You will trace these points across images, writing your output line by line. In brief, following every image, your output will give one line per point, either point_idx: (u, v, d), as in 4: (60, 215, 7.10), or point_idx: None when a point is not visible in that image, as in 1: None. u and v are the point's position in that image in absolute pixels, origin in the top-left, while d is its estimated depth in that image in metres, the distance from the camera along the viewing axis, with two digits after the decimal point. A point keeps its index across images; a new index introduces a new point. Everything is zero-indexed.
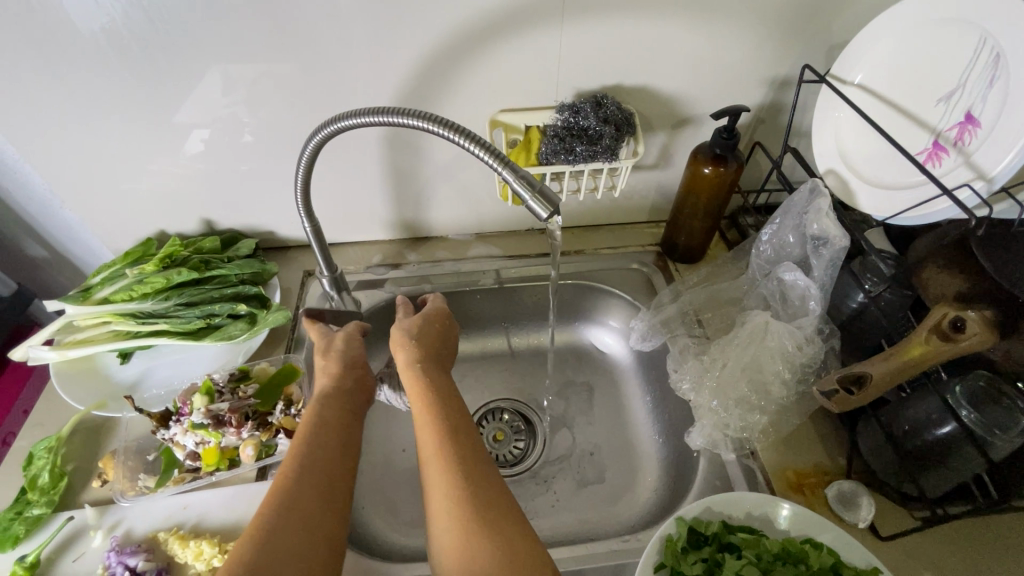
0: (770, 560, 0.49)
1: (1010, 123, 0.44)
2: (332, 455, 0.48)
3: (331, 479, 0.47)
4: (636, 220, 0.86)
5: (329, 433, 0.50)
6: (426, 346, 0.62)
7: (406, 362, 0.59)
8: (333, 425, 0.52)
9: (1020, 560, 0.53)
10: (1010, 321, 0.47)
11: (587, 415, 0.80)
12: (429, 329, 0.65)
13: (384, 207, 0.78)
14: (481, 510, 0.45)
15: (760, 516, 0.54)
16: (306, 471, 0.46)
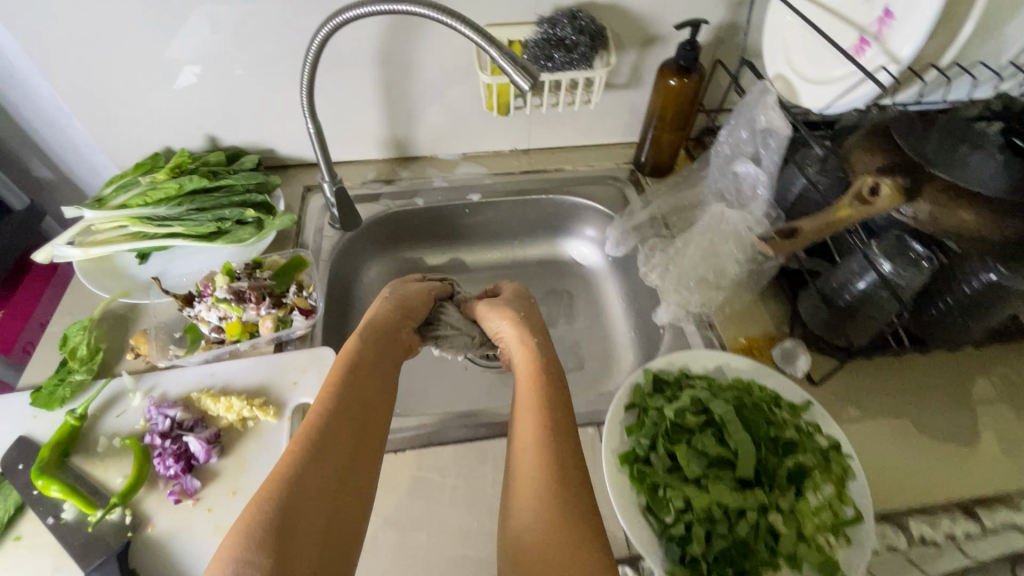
0: (721, 387, 0.56)
1: (917, 11, 0.52)
2: (361, 413, 0.52)
3: (364, 436, 0.50)
4: (611, 140, 0.93)
5: (360, 389, 0.53)
6: (526, 325, 0.64)
7: (521, 339, 0.62)
8: (370, 385, 0.55)
9: (926, 395, 0.64)
10: (915, 186, 0.56)
11: (568, 317, 0.88)
12: (530, 312, 0.67)
13: (377, 124, 0.84)
14: (561, 482, 0.47)
15: (714, 367, 0.63)
16: (335, 424, 0.49)
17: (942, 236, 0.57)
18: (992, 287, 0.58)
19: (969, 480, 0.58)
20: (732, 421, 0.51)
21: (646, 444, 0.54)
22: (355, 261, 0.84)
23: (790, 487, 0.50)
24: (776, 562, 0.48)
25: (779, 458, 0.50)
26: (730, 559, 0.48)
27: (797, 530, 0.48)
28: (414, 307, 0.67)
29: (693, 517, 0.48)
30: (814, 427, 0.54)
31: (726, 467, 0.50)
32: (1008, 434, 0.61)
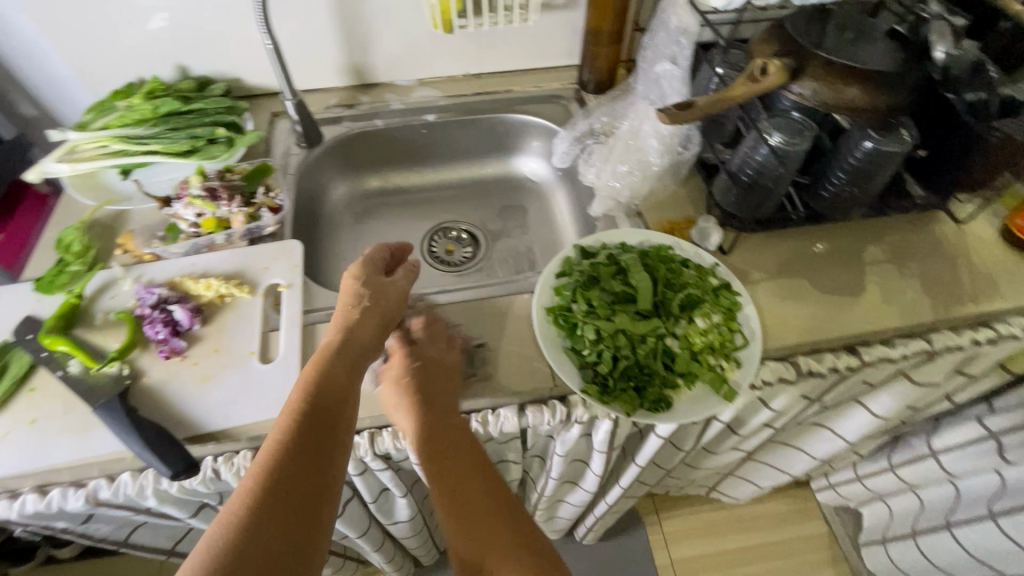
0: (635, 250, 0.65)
1: None
2: (318, 449, 0.47)
3: (321, 471, 0.47)
4: (556, 62, 1.00)
5: (317, 423, 0.49)
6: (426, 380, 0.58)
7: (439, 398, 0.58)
8: (328, 416, 0.50)
9: (823, 260, 0.73)
10: (800, 66, 0.64)
11: (522, 227, 0.96)
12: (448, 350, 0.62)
13: (336, 51, 0.90)
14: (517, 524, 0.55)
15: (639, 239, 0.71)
16: (286, 470, 0.45)
17: (829, 109, 0.65)
18: (870, 154, 0.66)
19: (858, 324, 0.67)
20: (633, 267, 0.61)
21: (568, 296, 0.62)
22: (322, 180, 0.92)
23: (683, 318, 0.60)
24: (672, 379, 0.58)
25: (673, 294, 0.60)
26: (633, 375, 0.58)
27: (690, 352, 0.58)
28: (377, 312, 0.59)
29: (602, 345, 0.58)
30: (710, 276, 0.64)
31: (629, 304, 0.60)
32: (893, 288, 0.70)
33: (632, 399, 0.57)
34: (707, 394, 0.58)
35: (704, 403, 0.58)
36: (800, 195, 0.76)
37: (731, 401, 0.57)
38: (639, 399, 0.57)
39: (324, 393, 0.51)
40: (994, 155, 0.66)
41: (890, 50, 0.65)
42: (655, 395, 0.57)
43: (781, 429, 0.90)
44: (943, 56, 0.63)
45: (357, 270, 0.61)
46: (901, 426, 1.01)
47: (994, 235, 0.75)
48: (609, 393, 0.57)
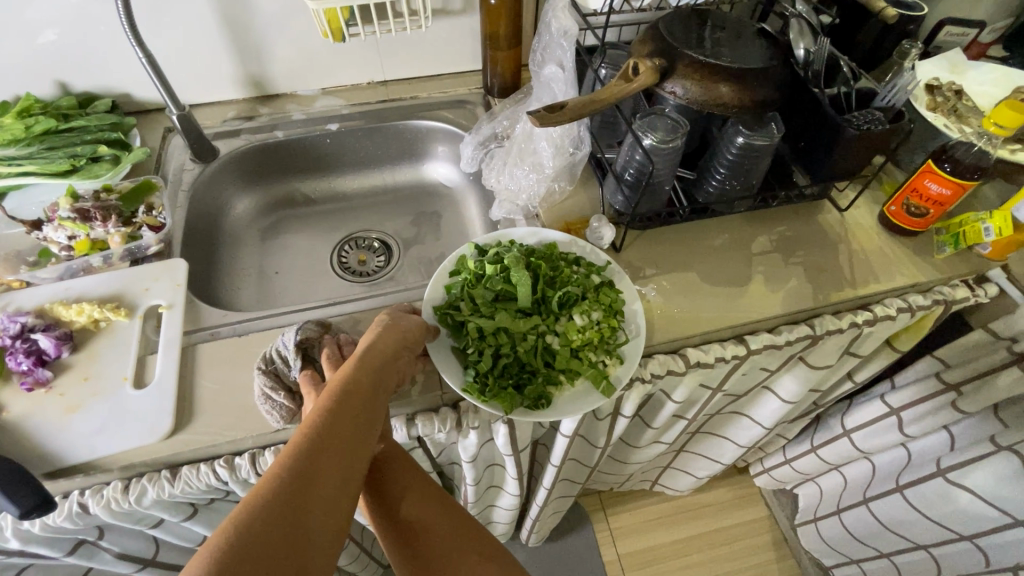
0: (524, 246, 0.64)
1: None
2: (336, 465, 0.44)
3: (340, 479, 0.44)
4: (461, 67, 1.00)
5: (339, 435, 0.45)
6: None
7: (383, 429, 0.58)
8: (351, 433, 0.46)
9: (713, 253, 0.75)
10: (670, 66, 0.65)
11: (434, 233, 0.96)
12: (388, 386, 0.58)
13: (229, 63, 0.88)
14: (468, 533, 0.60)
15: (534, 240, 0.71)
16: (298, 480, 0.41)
17: (703, 107, 0.66)
18: (745, 149, 0.68)
19: (744, 313, 0.69)
20: (513, 265, 0.59)
21: (455, 295, 0.62)
22: (222, 195, 0.89)
23: (563, 314, 0.60)
24: (554, 376, 0.59)
25: (554, 292, 0.60)
26: (513, 374, 0.59)
27: (570, 349, 0.59)
28: (405, 338, 0.56)
29: (483, 344, 0.58)
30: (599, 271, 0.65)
31: (511, 302, 0.59)
32: (778, 277, 0.73)
33: (512, 400, 0.57)
34: (588, 390, 0.60)
35: (584, 400, 0.59)
36: (691, 192, 0.77)
37: (609, 397, 0.58)
38: (518, 399, 0.57)
39: (357, 408, 0.48)
40: (860, 148, 0.68)
41: (756, 48, 0.68)
42: (535, 394, 0.58)
43: (696, 419, 0.92)
44: (803, 54, 0.69)
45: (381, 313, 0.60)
46: (816, 409, 1.04)
47: (873, 221, 0.79)
48: (488, 394, 0.57)
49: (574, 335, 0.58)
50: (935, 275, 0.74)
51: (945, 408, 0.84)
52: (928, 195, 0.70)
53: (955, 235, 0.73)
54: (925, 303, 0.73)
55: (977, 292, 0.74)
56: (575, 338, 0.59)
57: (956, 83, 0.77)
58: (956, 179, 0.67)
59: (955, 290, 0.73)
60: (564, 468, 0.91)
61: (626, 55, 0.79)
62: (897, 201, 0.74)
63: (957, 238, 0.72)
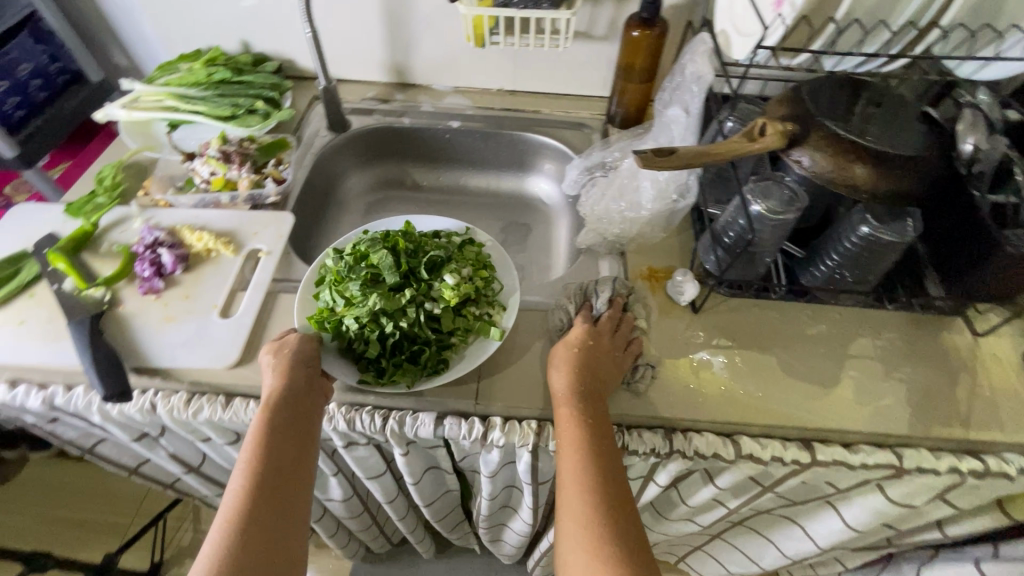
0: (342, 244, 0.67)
1: None
2: (277, 522, 0.49)
3: (282, 534, 0.49)
4: (590, 92, 1.00)
5: (269, 504, 0.49)
6: (595, 356, 0.61)
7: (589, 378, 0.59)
8: (282, 494, 0.50)
9: (800, 341, 0.67)
10: (802, 133, 0.60)
11: (521, 245, 0.97)
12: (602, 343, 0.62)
13: (380, 49, 0.96)
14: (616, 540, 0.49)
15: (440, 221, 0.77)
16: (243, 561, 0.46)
17: (830, 186, 0.60)
18: (866, 242, 0.61)
19: (818, 417, 0.62)
20: (372, 250, 0.64)
21: (326, 296, 0.63)
22: (342, 164, 0.97)
23: (435, 280, 0.65)
24: (446, 340, 0.64)
25: (420, 263, 0.64)
26: (404, 347, 0.63)
27: (451, 310, 0.64)
28: (306, 361, 0.59)
29: (366, 332, 0.61)
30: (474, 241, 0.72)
31: (379, 284, 0.62)
32: (870, 389, 0.64)
33: (412, 373, 0.62)
34: (481, 342, 0.65)
35: (480, 351, 0.65)
36: (794, 272, 0.70)
37: (501, 339, 0.64)
38: (417, 371, 0.62)
39: (277, 462, 0.52)
40: (1013, 271, 0.58)
41: (910, 134, 0.60)
42: (433, 361, 0.63)
43: (738, 512, 0.85)
44: (970, 150, 0.60)
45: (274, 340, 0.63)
46: (887, 547, 0.90)
47: (1015, 357, 0.66)
48: (386, 376, 0.61)
49: (448, 294, 0.63)
50: None
51: None
52: None
53: None
54: None
55: None
56: (452, 299, 0.63)
57: None
58: None
59: None
60: None
61: (759, 112, 0.74)
62: None
63: None
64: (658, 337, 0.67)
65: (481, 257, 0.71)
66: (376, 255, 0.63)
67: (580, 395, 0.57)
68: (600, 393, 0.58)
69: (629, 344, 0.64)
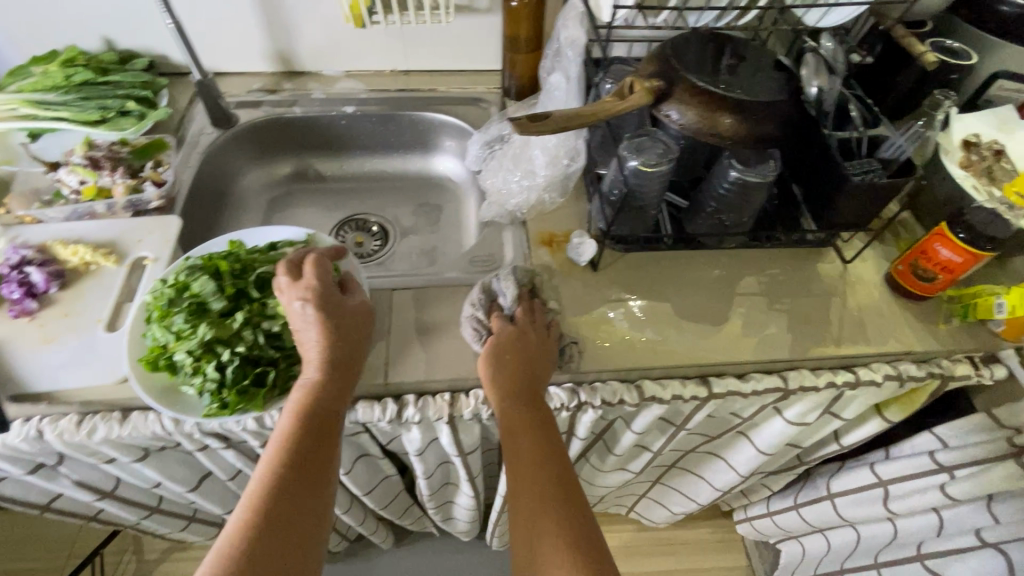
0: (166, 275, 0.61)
1: None
2: (303, 504, 0.49)
3: (313, 511, 0.50)
4: (483, 66, 1.00)
5: (308, 458, 0.51)
6: (525, 357, 0.59)
7: (520, 382, 0.58)
8: (314, 453, 0.52)
9: (696, 285, 0.72)
10: (669, 88, 0.63)
11: (433, 226, 0.97)
12: (533, 339, 0.60)
13: (260, 37, 0.92)
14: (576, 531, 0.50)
15: (284, 233, 0.71)
16: (272, 533, 0.47)
17: (701, 138, 0.63)
18: (735, 187, 0.65)
19: (711, 354, 0.66)
20: (192, 278, 0.58)
21: (153, 335, 0.57)
22: (234, 162, 0.93)
23: (268, 297, 0.59)
24: (295, 355, 0.59)
25: (248, 282, 0.59)
26: (249, 372, 0.57)
27: (293, 322, 0.59)
28: (350, 351, 0.56)
29: (200, 367, 0.55)
30: (308, 247, 0.66)
31: (206, 312, 0.57)
32: (757, 322, 0.69)
33: (260, 397, 0.56)
34: None
35: None
36: (682, 222, 0.73)
37: None
38: (266, 392, 0.57)
39: (309, 436, 0.52)
40: (861, 199, 0.64)
41: (763, 81, 0.65)
42: (285, 378, 0.58)
43: (664, 454, 0.90)
44: (816, 93, 0.65)
45: (309, 291, 0.56)
46: (800, 465, 0.99)
47: (877, 278, 0.74)
48: (229, 406, 0.55)
49: (283, 309, 0.58)
50: (935, 345, 0.68)
51: (932, 490, 0.80)
52: (937, 260, 0.66)
53: (966, 306, 0.68)
54: (916, 375, 0.68)
55: (981, 372, 0.68)
56: (288, 311, 0.58)
57: (998, 142, 0.75)
58: (971, 247, 0.63)
59: (955, 365, 0.68)
60: None
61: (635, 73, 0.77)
62: (904, 261, 0.69)
63: (966, 309, 0.68)
64: (560, 298, 0.69)
65: None
66: (195, 283, 0.57)
67: (517, 394, 0.58)
68: (535, 390, 0.59)
69: (549, 328, 0.63)
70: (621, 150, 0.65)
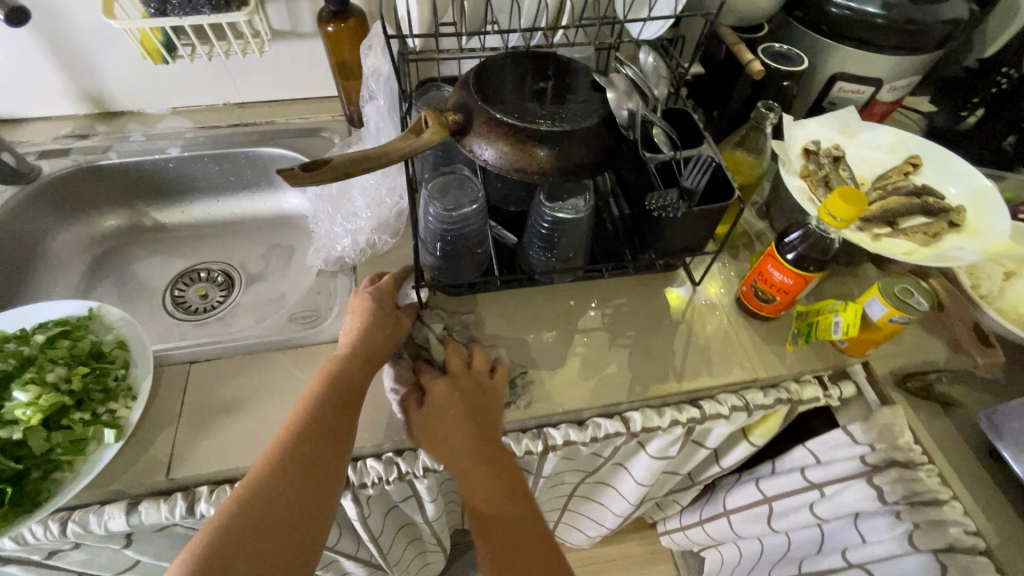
0: None
1: None
2: (323, 462, 0.49)
3: (329, 468, 0.49)
4: (327, 92, 0.93)
5: (327, 421, 0.51)
6: (465, 397, 0.57)
7: (461, 414, 0.56)
8: (336, 416, 0.52)
9: (535, 325, 0.67)
10: (467, 121, 0.57)
11: (284, 269, 0.90)
12: (470, 390, 0.58)
13: (57, 78, 0.82)
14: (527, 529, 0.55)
15: (58, 310, 0.62)
16: (286, 486, 0.47)
17: (508, 173, 0.58)
18: (552, 224, 0.60)
19: (546, 404, 0.61)
20: None
21: None
22: (41, 221, 0.83)
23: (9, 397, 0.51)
24: (46, 462, 0.50)
25: None
26: None
27: (42, 424, 0.51)
28: (391, 336, 0.59)
29: None
30: (76, 331, 0.58)
31: None
32: (596, 361, 0.64)
33: None
34: (96, 450, 0.53)
35: (98, 461, 0.52)
36: (514, 258, 0.68)
37: (121, 439, 0.53)
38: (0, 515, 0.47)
39: (330, 400, 0.52)
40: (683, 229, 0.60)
41: (571, 107, 0.59)
42: (30, 493, 0.49)
43: (545, 492, 0.85)
44: (627, 115, 0.59)
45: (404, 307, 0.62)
46: (694, 484, 0.96)
47: (726, 300, 0.71)
48: None
49: (21, 411, 0.49)
50: (781, 369, 0.65)
51: (806, 507, 0.77)
52: (772, 282, 0.63)
53: (808, 326, 0.65)
54: (765, 403, 0.65)
55: (829, 393, 0.66)
56: (28, 413, 0.49)
57: (838, 147, 0.73)
58: (797, 269, 0.60)
59: (802, 389, 0.66)
60: (396, 534, 0.84)
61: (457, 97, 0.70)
62: (747, 283, 0.66)
63: (809, 328, 0.65)
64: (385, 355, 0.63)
65: (92, 346, 0.57)
66: None
67: (460, 427, 0.56)
68: (482, 424, 0.57)
69: (491, 372, 0.60)
70: (426, 192, 0.59)
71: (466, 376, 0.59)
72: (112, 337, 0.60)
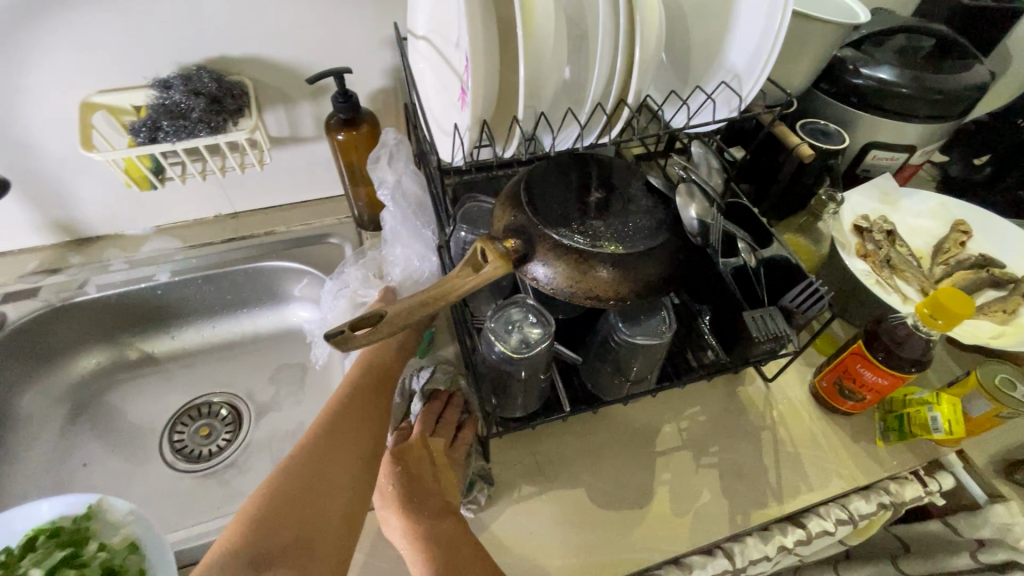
0: None
1: (476, 75, 0.46)
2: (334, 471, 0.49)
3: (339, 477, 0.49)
4: (329, 192, 0.86)
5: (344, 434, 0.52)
6: (418, 447, 0.55)
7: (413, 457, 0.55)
8: (353, 430, 0.53)
9: (608, 453, 0.60)
10: (529, 247, 0.51)
11: (298, 394, 0.80)
12: (431, 439, 0.56)
13: (22, 210, 0.73)
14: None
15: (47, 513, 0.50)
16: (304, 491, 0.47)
17: (577, 299, 0.51)
18: (626, 348, 0.54)
19: (643, 551, 0.54)
20: None
21: None
22: (6, 380, 0.71)
23: None
24: None
25: None
26: None
27: None
28: (388, 360, 0.60)
29: None
30: (80, 544, 0.48)
31: None
32: (686, 489, 0.58)
33: None
34: None
35: None
36: (577, 379, 0.62)
37: None
38: None
39: (346, 420, 0.53)
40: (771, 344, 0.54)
41: (637, 218, 0.54)
42: None
43: None
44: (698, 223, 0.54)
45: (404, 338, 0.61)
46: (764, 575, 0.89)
47: (803, 395, 0.65)
48: None
49: None
50: (878, 471, 0.60)
51: None
52: (861, 382, 0.58)
53: (898, 421, 0.60)
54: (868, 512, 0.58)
55: (931, 490, 0.60)
56: None
57: (887, 220, 0.70)
58: (891, 370, 0.55)
59: (903, 489, 0.60)
60: None
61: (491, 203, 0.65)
62: (828, 378, 0.62)
63: (900, 425, 0.60)
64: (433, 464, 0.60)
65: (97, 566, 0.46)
66: None
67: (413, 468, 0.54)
68: (432, 468, 0.54)
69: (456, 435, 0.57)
70: (488, 326, 0.52)
71: (430, 423, 0.57)
72: (122, 541, 0.49)
